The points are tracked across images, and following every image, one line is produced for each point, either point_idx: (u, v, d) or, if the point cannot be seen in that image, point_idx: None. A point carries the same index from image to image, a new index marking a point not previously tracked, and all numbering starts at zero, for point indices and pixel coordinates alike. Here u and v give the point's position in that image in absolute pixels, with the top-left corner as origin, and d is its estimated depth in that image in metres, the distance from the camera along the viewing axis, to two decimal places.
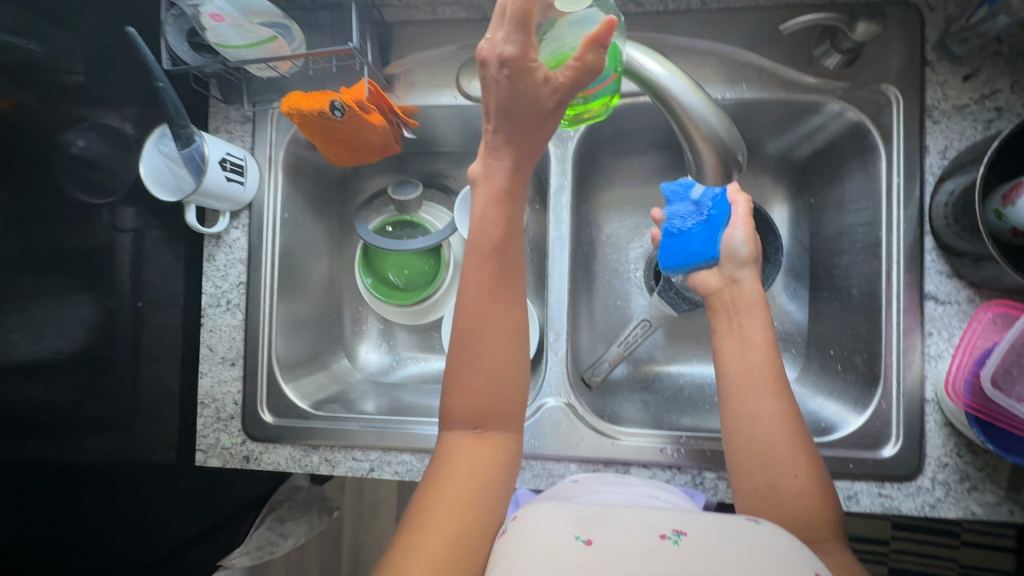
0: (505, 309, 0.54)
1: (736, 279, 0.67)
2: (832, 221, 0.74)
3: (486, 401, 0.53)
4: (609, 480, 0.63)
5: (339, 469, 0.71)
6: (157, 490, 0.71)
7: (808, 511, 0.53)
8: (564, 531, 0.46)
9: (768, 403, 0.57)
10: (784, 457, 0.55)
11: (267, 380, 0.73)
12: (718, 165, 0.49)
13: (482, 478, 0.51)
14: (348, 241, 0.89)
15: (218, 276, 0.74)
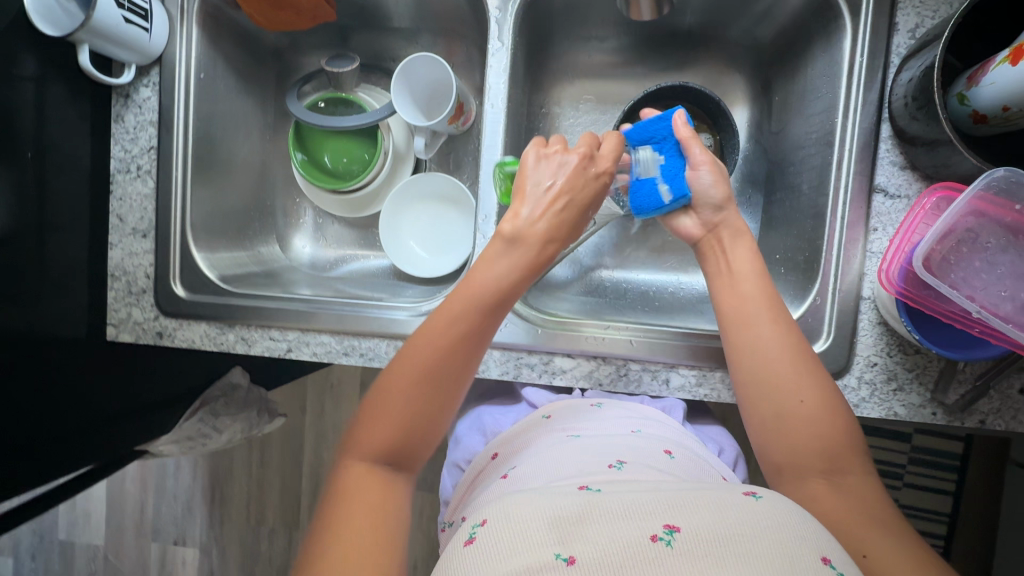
0: (448, 379, 0.55)
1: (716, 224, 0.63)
2: (793, 118, 0.69)
3: (403, 437, 0.53)
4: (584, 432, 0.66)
5: (255, 348, 0.68)
6: (68, 365, 0.67)
7: (825, 440, 0.54)
8: (544, 544, 0.45)
9: (764, 329, 0.57)
10: (789, 382, 0.55)
11: (180, 252, 0.69)
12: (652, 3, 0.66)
13: (387, 501, 0.51)
14: (284, 123, 0.83)
15: (127, 139, 0.68)
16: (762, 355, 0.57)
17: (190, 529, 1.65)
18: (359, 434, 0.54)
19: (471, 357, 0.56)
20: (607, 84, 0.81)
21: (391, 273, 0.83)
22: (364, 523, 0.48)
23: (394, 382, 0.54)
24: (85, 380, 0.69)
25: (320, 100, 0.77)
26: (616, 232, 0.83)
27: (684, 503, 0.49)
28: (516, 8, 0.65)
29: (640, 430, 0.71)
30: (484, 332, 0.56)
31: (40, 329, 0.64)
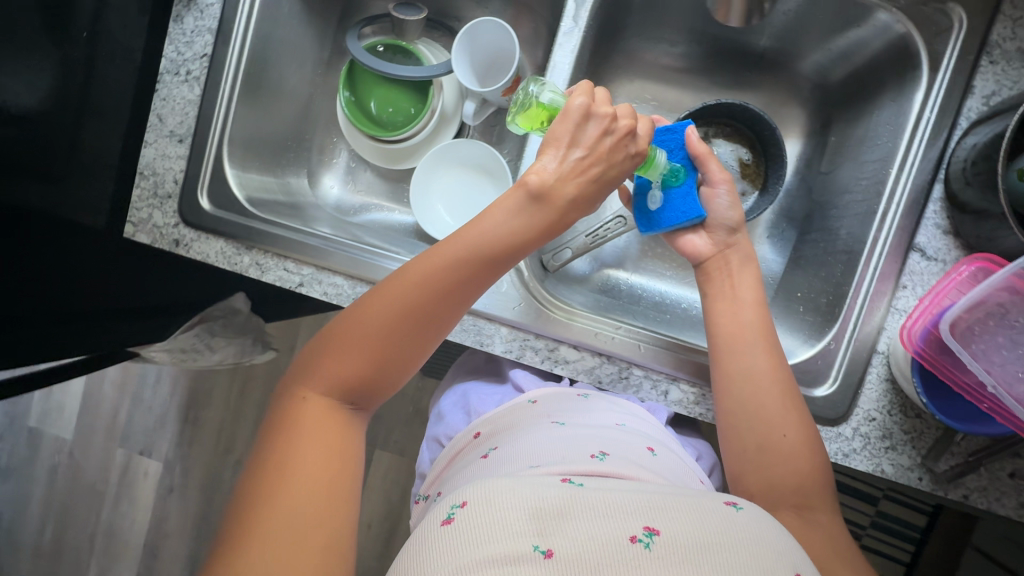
0: (420, 330, 0.55)
1: (730, 246, 0.64)
2: (845, 161, 0.69)
3: (361, 380, 0.54)
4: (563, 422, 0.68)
5: (267, 276, 0.67)
6: (74, 254, 0.67)
7: (800, 475, 0.56)
8: (522, 534, 0.46)
9: (758, 360, 0.58)
10: (773, 415, 0.57)
11: (213, 165, 0.68)
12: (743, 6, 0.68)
13: (348, 442, 0.53)
14: (338, 61, 0.83)
15: (182, 42, 0.67)
16: (745, 386, 0.58)
17: (160, 443, 1.66)
18: (326, 361, 0.54)
19: (454, 305, 0.55)
20: (666, 89, 0.80)
21: (412, 232, 0.82)
22: (332, 466, 0.51)
23: (365, 315, 0.54)
24: (87, 273, 0.68)
25: (378, 44, 0.76)
26: (644, 237, 0.83)
27: (666, 503, 0.50)
28: None
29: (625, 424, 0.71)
30: (472, 283, 0.55)
31: (59, 209, 0.64)
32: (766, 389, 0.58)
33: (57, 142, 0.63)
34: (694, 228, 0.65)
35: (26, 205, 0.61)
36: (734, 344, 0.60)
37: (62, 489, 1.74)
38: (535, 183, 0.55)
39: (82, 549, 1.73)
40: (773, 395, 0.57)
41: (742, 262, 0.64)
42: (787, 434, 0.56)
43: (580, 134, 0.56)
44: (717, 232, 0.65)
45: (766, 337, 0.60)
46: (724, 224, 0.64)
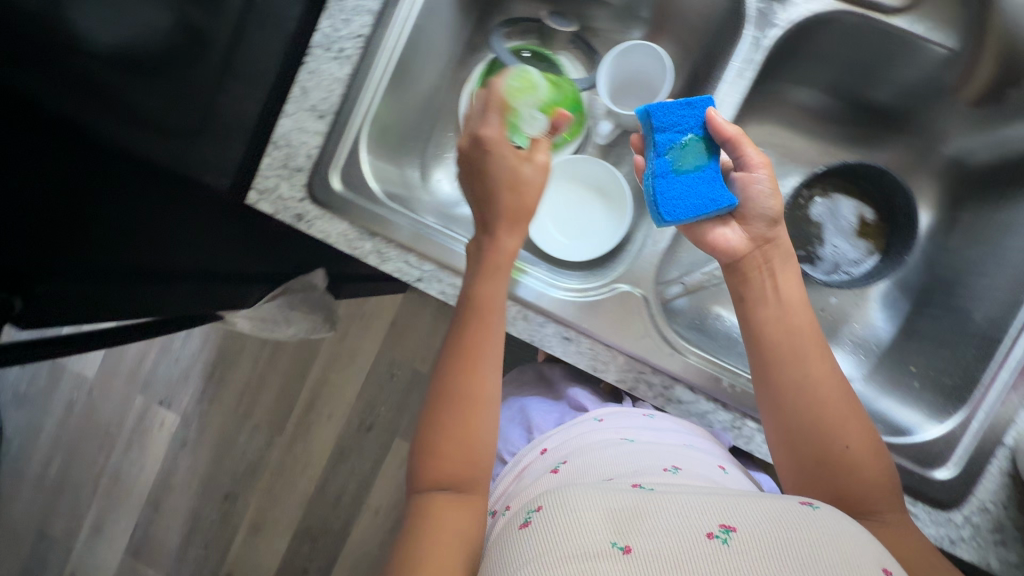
0: (479, 409, 0.57)
1: (769, 240, 0.62)
2: (979, 243, 0.68)
3: (459, 463, 0.55)
4: (629, 421, 0.67)
5: (387, 266, 0.67)
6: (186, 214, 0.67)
7: (873, 479, 0.55)
8: (599, 531, 0.46)
9: (812, 369, 0.58)
10: (829, 426, 0.57)
11: (349, 146, 0.67)
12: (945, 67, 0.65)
13: (473, 514, 0.54)
14: (471, 57, 0.82)
15: (341, 19, 0.66)
16: (804, 395, 0.58)
17: (180, 396, 1.62)
18: (434, 445, 0.56)
19: (489, 340, 0.59)
20: (795, 137, 0.79)
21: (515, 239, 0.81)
22: (457, 527, 0.52)
23: (459, 407, 0.57)
24: (192, 237, 0.69)
25: (522, 50, 0.75)
26: None
27: (739, 504, 0.48)
28: (774, 36, 0.63)
29: (693, 445, 0.61)
30: (491, 316, 0.59)
31: (183, 169, 0.63)
32: (833, 395, 0.58)
33: (196, 105, 0.63)
34: (717, 215, 0.62)
35: (157, 164, 0.61)
36: (785, 351, 0.59)
37: (71, 426, 1.68)
38: (502, 221, 0.60)
39: (82, 489, 1.67)
40: (838, 397, 0.57)
41: (780, 256, 0.62)
42: (847, 443, 0.56)
43: (483, 163, 0.59)
44: (750, 223, 0.62)
45: (811, 341, 0.59)
46: (763, 215, 0.61)
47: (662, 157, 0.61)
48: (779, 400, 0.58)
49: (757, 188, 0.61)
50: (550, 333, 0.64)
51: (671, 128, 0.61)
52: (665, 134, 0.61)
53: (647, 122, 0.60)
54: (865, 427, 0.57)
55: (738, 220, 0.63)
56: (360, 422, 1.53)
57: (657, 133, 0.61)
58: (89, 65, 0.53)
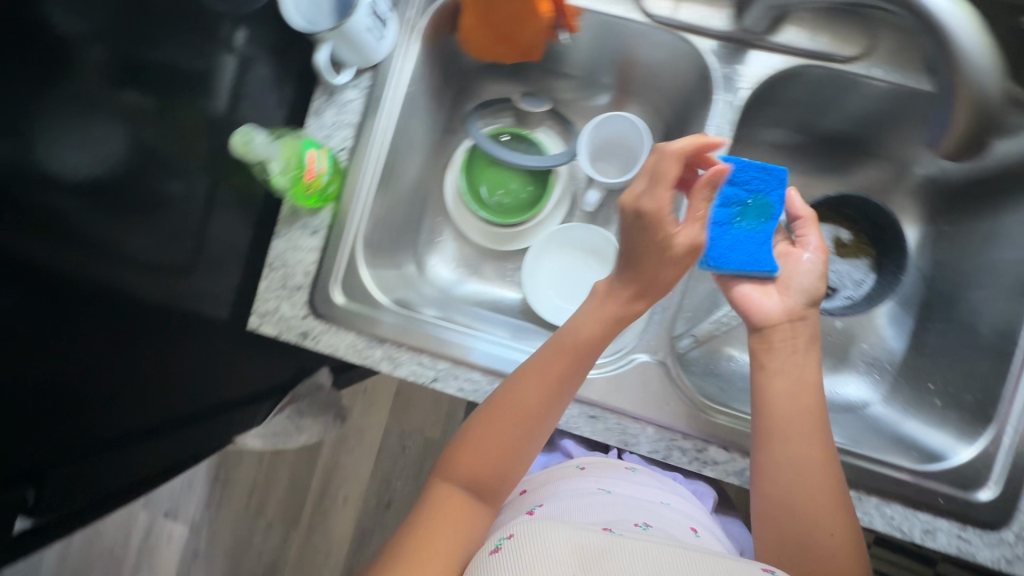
0: (513, 446, 0.58)
1: (803, 317, 0.62)
2: (968, 255, 0.70)
3: (483, 470, 0.57)
4: (614, 473, 0.71)
5: (400, 370, 0.66)
6: (190, 345, 0.68)
7: (841, 568, 0.54)
8: (567, 571, 0.45)
9: (813, 451, 0.57)
10: (820, 513, 0.56)
11: (347, 258, 0.67)
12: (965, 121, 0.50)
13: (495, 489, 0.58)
14: (450, 142, 0.83)
15: (322, 136, 0.66)
16: (794, 468, 0.57)
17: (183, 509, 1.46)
18: (477, 427, 0.58)
19: (572, 389, 0.58)
20: None
21: (517, 310, 0.81)
22: (466, 519, 0.54)
23: (499, 404, 0.58)
24: (193, 366, 0.70)
25: (502, 132, 0.77)
26: None
27: (708, 564, 0.47)
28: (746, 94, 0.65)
29: (670, 503, 0.67)
30: (592, 384, 0.59)
31: (176, 302, 0.64)
32: (816, 477, 0.56)
33: (180, 237, 0.62)
34: (754, 281, 0.64)
35: (147, 301, 0.60)
36: (794, 427, 0.58)
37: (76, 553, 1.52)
38: (666, 264, 0.56)
39: None
40: (819, 486, 0.56)
41: (807, 340, 0.61)
42: (818, 514, 0.56)
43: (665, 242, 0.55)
44: (791, 293, 0.63)
45: (821, 421, 0.58)
46: (803, 291, 0.63)
47: (721, 206, 0.64)
48: (774, 475, 0.57)
49: (807, 266, 0.64)
50: (575, 415, 0.63)
51: (747, 185, 0.62)
52: (737, 190, 0.63)
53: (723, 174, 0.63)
54: (845, 513, 0.56)
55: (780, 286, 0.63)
56: (377, 501, 1.42)
57: (729, 188, 0.64)
58: (90, 229, 0.52)
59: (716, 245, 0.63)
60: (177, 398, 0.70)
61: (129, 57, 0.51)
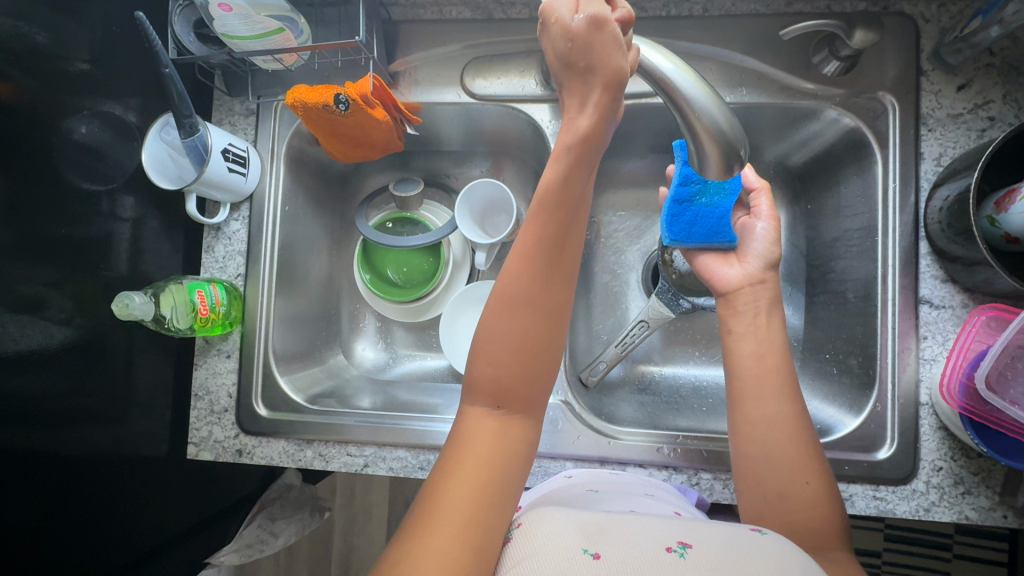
0: (498, 433, 0.48)
1: (763, 279, 0.62)
2: (827, 226, 0.74)
3: (476, 470, 0.45)
4: (602, 476, 0.63)
5: (332, 464, 0.70)
6: (146, 482, 0.71)
7: (819, 521, 0.51)
8: (570, 540, 0.44)
9: (782, 407, 0.55)
10: (796, 464, 0.53)
11: (263, 372, 0.73)
12: (718, 159, 0.48)
13: (505, 456, 0.47)
14: (349, 236, 0.89)
15: (217, 268, 0.73)
16: (766, 427, 0.55)
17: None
18: (466, 395, 0.50)
19: (539, 343, 0.49)
20: (646, 192, 0.87)
21: (448, 375, 0.86)
22: (471, 501, 0.43)
23: (477, 356, 0.49)
24: (150, 500, 0.72)
25: (386, 220, 0.84)
26: (665, 330, 0.86)
27: (699, 527, 0.47)
28: None
29: (655, 493, 0.59)
30: (567, 285, 0.50)
31: (124, 447, 0.67)
32: (790, 436, 0.54)
33: (102, 391, 0.65)
34: (716, 252, 0.65)
35: (92, 454, 0.64)
36: (761, 388, 0.56)
37: None
38: (577, 172, 0.49)
39: None
40: (792, 444, 0.54)
41: (768, 302, 0.61)
42: (796, 469, 0.53)
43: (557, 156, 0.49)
44: (749, 261, 0.63)
45: (787, 382, 0.56)
46: (761, 257, 0.64)
47: (680, 185, 0.61)
48: (748, 438, 0.55)
49: (760, 234, 0.65)
50: None
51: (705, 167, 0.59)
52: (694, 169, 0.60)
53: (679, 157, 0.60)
54: (824, 473, 0.54)
55: (740, 255, 0.64)
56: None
57: (685, 167, 0.60)
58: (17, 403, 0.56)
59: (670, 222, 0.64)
60: (143, 533, 0.71)
61: (17, 249, 0.55)
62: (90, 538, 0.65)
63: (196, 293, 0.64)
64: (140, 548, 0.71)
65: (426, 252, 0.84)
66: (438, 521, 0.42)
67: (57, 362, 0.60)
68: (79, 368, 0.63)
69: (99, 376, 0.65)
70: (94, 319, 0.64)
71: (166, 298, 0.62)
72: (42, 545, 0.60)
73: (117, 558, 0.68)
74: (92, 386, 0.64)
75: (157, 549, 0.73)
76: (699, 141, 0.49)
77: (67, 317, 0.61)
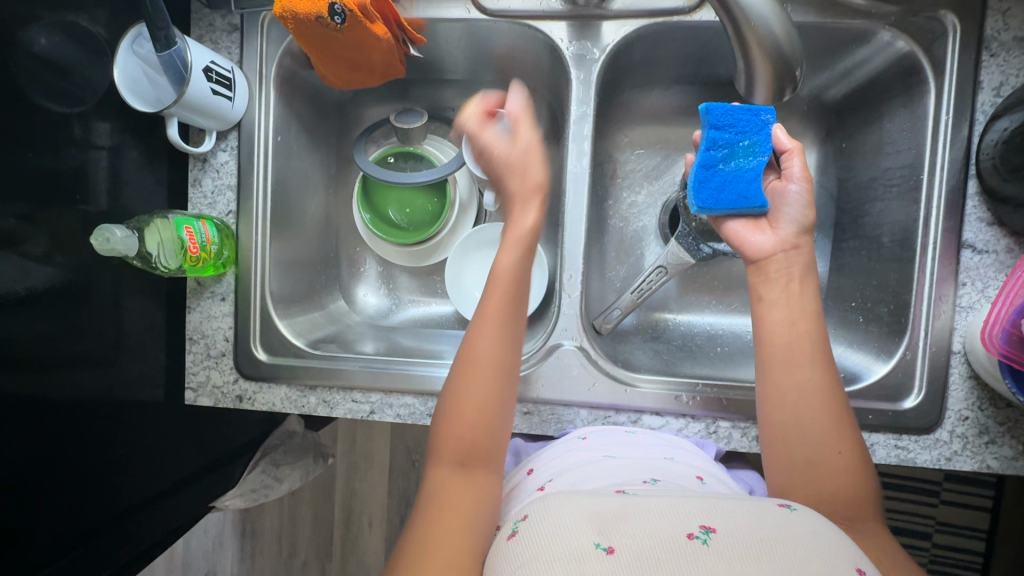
0: (474, 453, 0.51)
1: (796, 245, 0.57)
2: (864, 165, 0.69)
3: (456, 498, 0.49)
4: (616, 437, 0.60)
5: (337, 411, 0.67)
6: (141, 428, 0.68)
7: (853, 489, 0.50)
8: (582, 530, 0.42)
9: (814, 373, 0.53)
10: (827, 432, 0.51)
11: (260, 316, 0.68)
12: (775, 80, 0.48)
13: (476, 498, 0.49)
14: (347, 174, 0.83)
15: (206, 203, 0.67)
16: (795, 397, 0.53)
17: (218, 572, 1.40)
18: (432, 455, 0.52)
19: (498, 402, 0.53)
20: (668, 128, 0.81)
21: (455, 321, 0.82)
22: (454, 539, 0.46)
23: (444, 424, 0.53)
24: (147, 446, 0.69)
25: (387, 155, 0.77)
26: (681, 277, 0.82)
27: (722, 507, 0.44)
28: (597, 70, 0.64)
29: (674, 456, 0.57)
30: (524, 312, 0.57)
31: (117, 393, 0.64)
32: (823, 403, 0.52)
33: (89, 335, 0.61)
34: (746, 219, 0.60)
35: (82, 398, 0.61)
36: (793, 353, 0.53)
37: None
38: (528, 209, 0.59)
39: None
40: (823, 410, 0.52)
41: (801, 270, 0.56)
42: (827, 436, 0.51)
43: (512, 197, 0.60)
44: (782, 227, 0.58)
45: (820, 348, 0.54)
46: (795, 222, 0.58)
47: (708, 149, 0.60)
48: (775, 405, 0.53)
49: (793, 197, 0.59)
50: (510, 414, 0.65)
51: (730, 127, 0.60)
52: (723, 133, 0.60)
53: (707, 120, 0.59)
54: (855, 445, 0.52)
55: (768, 223, 0.59)
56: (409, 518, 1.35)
57: (714, 130, 0.60)
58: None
59: (697, 187, 0.60)
60: (141, 479, 0.69)
61: None
62: (82, 486, 0.62)
63: (186, 229, 0.59)
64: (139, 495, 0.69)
65: (431, 191, 0.78)
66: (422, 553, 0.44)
67: (36, 302, 0.56)
68: (60, 309, 0.58)
69: (84, 317, 0.61)
70: (75, 257, 0.59)
71: (154, 233, 0.57)
72: (32, 485, 0.58)
73: (117, 506, 0.66)
74: (78, 329, 0.60)
75: (159, 496, 0.71)
76: (752, 59, 0.48)
77: (44, 254, 0.56)
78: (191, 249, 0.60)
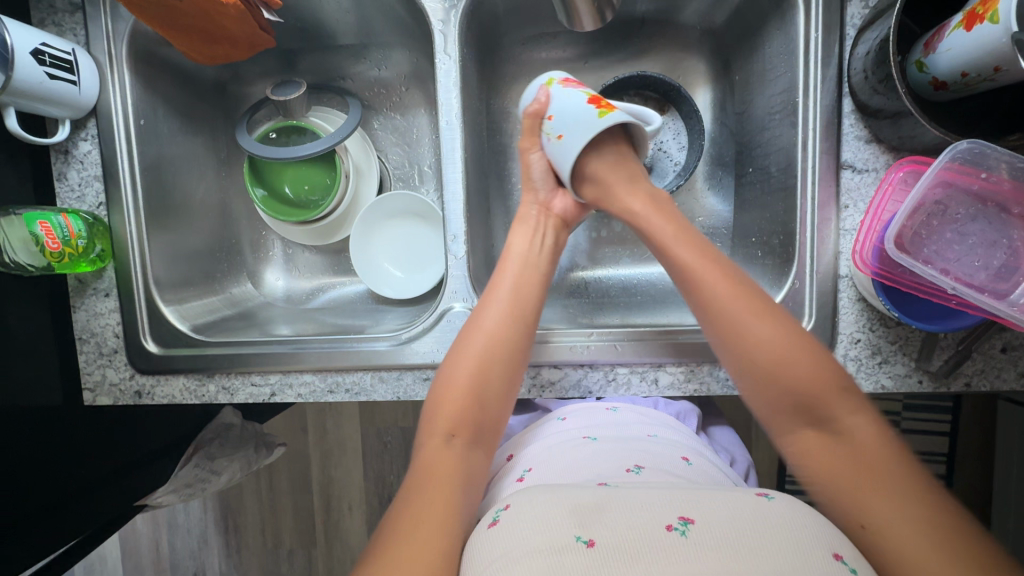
0: (479, 402, 0.55)
1: (549, 202, 0.63)
2: (754, 96, 0.67)
3: (451, 456, 0.52)
4: (595, 413, 0.64)
5: (238, 396, 0.66)
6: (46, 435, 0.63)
7: (819, 391, 0.48)
8: (561, 526, 0.41)
9: (721, 282, 0.52)
10: (759, 336, 0.50)
11: (146, 307, 0.67)
12: (592, 10, 0.55)
13: (467, 472, 0.52)
14: (238, 156, 0.80)
15: (74, 197, 0.65)
16: (728, 324, 0.51)
17: (205, 568, 1.40)
18: (425, 428, 0.55)
19: (474, 349, 0.57)
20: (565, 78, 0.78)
21: (368, 297, 0.81)
22: (433, 527, 0.46)
23: (440, 395, 0.56)
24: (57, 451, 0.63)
25: (270, 130, 0.74)
26: (592, 230, 0.81)
27: (701, 497, 0.44)
28: (459, 17, 0.61)
29: (657, 434, 0.61)
30: (510, 271, 0.60)
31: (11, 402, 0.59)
32: (746, 308, 0.51)
33: None
34: (541, 164, 0.62)
35: None
36: (703, 277, 0.52)
37: None
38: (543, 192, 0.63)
39: None
40: (747, 314, 0.51)
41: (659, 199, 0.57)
42: (762, 347, 0.50)
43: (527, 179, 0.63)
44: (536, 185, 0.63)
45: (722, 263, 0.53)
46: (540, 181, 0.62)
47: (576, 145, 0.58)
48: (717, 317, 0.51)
49: (539, 165, 0.62)
50: (411, 381, 0.64)
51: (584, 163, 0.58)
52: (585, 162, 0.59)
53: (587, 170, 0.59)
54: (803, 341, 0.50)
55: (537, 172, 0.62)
56: (378, 499, 1.34)
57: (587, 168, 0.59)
58: None
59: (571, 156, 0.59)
60: (56, 480, 0.63)
61: None
62: None
63: (39, 223, 0.56)
64: (64, 489, 0.63)
65: (321, 164, 0.75)
66: (404, 542, 0.45)
67: None
68: None
69: None
70: None
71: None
72: None
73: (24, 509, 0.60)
74: None
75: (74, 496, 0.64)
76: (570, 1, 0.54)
77: None
78: (52, 245, 0.57)
